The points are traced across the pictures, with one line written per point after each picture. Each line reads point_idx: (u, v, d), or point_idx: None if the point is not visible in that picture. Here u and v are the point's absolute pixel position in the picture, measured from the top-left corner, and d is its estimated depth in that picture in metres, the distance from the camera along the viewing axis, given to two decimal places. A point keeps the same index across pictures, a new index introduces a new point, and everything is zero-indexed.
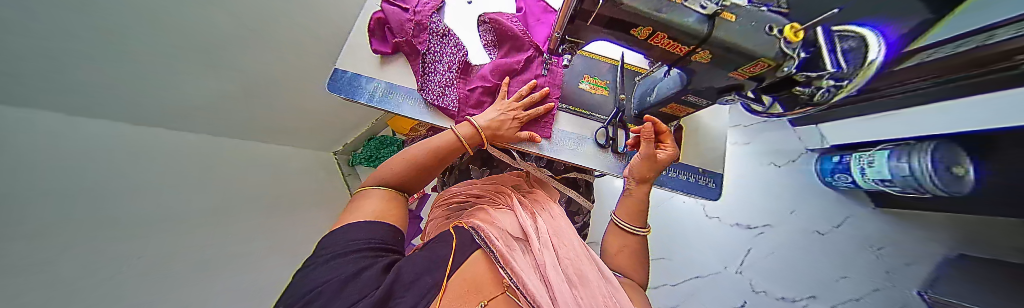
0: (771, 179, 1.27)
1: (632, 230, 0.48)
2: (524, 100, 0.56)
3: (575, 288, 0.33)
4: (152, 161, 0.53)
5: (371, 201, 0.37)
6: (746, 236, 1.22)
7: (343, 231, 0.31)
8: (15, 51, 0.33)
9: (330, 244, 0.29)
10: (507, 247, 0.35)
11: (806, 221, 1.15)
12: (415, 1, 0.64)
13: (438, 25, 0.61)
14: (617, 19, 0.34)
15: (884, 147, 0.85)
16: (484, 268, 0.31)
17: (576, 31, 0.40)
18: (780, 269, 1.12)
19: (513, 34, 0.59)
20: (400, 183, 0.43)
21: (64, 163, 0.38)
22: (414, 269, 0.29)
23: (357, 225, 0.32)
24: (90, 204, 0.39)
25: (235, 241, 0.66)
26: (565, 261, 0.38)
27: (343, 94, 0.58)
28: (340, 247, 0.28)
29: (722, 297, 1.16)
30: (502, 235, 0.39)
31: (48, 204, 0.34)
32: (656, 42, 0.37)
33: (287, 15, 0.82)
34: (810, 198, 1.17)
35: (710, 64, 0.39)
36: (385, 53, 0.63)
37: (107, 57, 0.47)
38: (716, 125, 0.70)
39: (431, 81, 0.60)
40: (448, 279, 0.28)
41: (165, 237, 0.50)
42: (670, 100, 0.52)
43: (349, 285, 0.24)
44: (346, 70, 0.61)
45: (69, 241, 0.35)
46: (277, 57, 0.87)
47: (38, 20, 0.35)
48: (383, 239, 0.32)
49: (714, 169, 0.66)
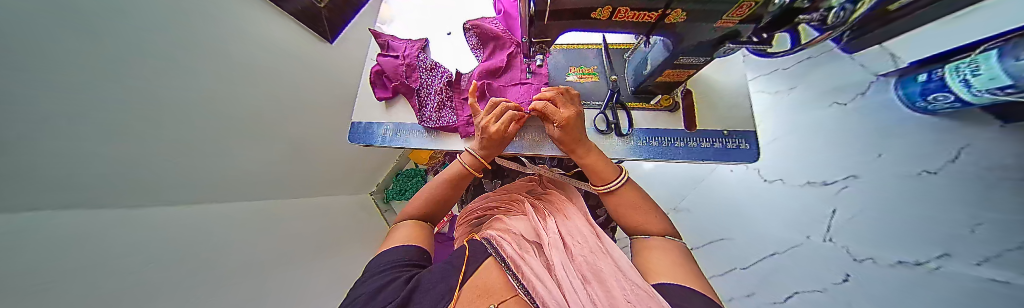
0: (837, 126, 1.04)
1: (605, 188, 0.44)
2: (501, 115, 0.50)
3: (587, 285, 0.32)
4: (216, 224, 0.61)
5: (401, 231, 0.41)
6: (825, 194, 0.98)
7: (379, 257, 0.35)
8: (103, 128, 0.40)
9: (371, 266, 0.34)
10: (519, 253, 0.35)
11: (904, 161, 0.87)
12: (403, 46, 0.71)
13: (426, 61, 0.67)
14: (573, 8, 0.34)
15: (985, 47, 0.66)
16: (496, 273, 0.32)
17: (542, 31, 0.41)
18: (883, 230, 0.82)
19: (494, 34, 0.64)
20: (426, 212, 0.46)
21: (143, 233, 0.45)
22: (431, 279, 0.31)
23: (390, 252, 0.36)
24: (185, 257, 0.49)
25: (293, 287, 0.71)
26: (578, 258, 0.37)
27: (361, 142, 0.67)
28: (375, 268, 0.33)
29: (812, 272, 0.91)
30: (514, 240, 0.40)
31: (116, 267, 0.38)
32: (622, 16, 0.36)
33: (302, 88, 0.96)
34: (892, 136, 0.93)
35: (690, 21, 0.36)
36: (386, 98, 0.70)
37: (180, 136, 0.56)
38: (730, 78, 0.63)
39: (428, 106, 0.65)
40: (460, 287, 0.30)
41: (224, 289, 0.53)
42: (663, 68, 0.49)
43: (375, 297, 0.27)
44: (360, 120, 0.70)
45: (170, 288, 0.43)
46: (308, 126, 1.03)
47: (151, 85, 0.48)
48: (410, 257, 0.35)
49: (742, 128, 0.58)
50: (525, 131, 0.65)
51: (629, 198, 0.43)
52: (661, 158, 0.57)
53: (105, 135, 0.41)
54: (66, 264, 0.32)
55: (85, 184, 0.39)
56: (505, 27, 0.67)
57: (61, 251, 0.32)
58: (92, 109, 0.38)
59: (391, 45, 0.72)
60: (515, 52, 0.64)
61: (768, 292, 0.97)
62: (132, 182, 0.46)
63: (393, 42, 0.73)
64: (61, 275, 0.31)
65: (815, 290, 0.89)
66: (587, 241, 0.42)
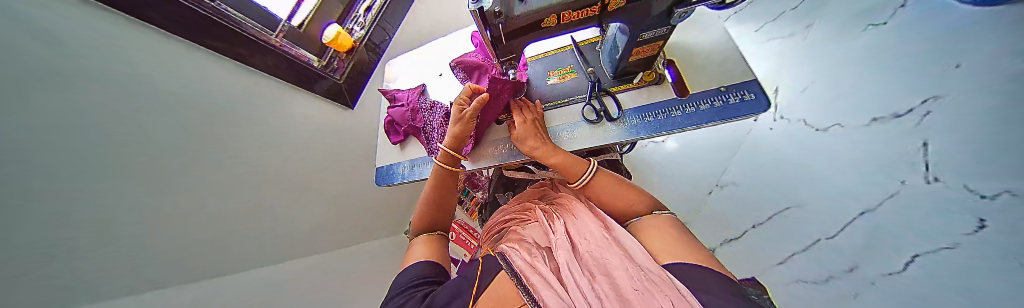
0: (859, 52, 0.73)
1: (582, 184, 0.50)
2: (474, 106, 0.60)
3: (593, 278, 0.32)
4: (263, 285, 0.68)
5: (417, 249, 0.49)
6: (909, 128, 0.57)
7: (399, 279, 0.42)
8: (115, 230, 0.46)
9: (394, 288, 0.40)
10: (529, 262, 0.37)
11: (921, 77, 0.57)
12: (406, 95, 0.83)
13: (426, 102, 0.78)
14: (522, 26, 0.40)
15: None
16: (506, 285, 0.34)
17: (506, 51, 0.47)
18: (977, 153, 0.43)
19: (476, 64, 0.73)
20: (430, 223, 0.54)
21: None
22: (445, 295, 0.34)
23: (414, 268, 0.43)
24: None
25: None
26: (585, 255, 0.37)
27: (386, 183, 0.77)
28: (403, 282, 0.40)
29: (937, 215, 0.49)
30: (523, 250, 0.42)
31: None
32: (567, 19, 0.41)
33: (327, 151, 1.10)
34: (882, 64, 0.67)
35: (630, 4, 0.39)
36: (400, 141, 0.80)
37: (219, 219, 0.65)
38: (713, 37, 0.61)
39: (432, 139, 0.74)
40: (474, 303, 0.33)
41: None
42: (630, 48, 0.51)
43: None
44: (382, 165, 0.81)
45: None
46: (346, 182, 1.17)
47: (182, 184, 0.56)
48: (421, 277, 0.40)
49: (740, 81, 0.55)
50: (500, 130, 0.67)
51: (605, 185, 0.49)
52: (660, 132, 0.55)
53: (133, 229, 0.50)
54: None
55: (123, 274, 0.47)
56: (485, 55, 0.76)
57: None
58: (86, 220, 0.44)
59: (396, 97, 0.84)
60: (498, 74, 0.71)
61: (871, 262, 0.61)
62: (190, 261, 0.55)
63: (398, 93, 0.85)
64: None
65: (942, 249, 0.47)
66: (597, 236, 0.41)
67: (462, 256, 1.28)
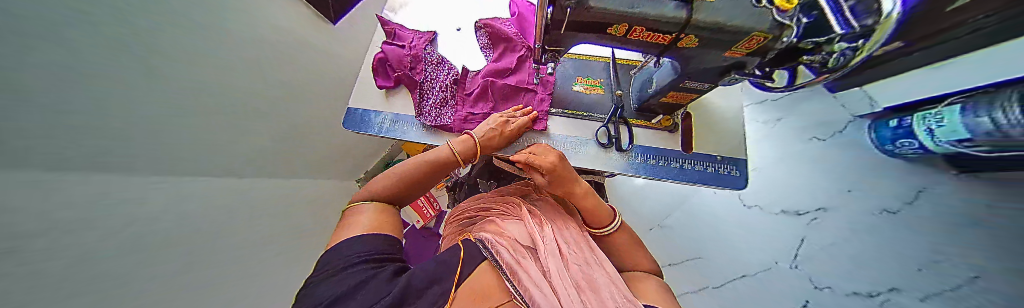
0: (801, 156, 1.04)
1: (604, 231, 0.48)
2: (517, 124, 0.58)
3: (581, 293, 0.33)
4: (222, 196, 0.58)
5: (365, 215, 0.39)
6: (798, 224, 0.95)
7: (347, 247, 0.32)
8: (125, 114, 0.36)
9: (338, 256, 0.31)
10: (517, 260, 0.35)
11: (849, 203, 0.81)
12: (409, 37, 0.69)
13: (432, 55, 0.66)
14: (589, 21, 0.34)
15: None
16: (491, 277, 0.32)
17: (554, 40, 0.41)
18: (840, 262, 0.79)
19: (506, 36, 0.64)
20: (393, 196, 0.45)
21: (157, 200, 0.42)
22: (424, 275, 0.30)
23: (357, 240, 0.33)
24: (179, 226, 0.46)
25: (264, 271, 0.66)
26: (572, 264, 0.38)
27: (357, 129, 0.65)
28: (343, 262, 0.30)
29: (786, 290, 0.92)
30: (510, 244, 0.39)
31: (114, 239, 0.34)
32: (635, 36, 0.37)
33: (310, 76, 0.92)
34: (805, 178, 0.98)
35: (699, 47, 0.37)
36: (388, 87, 0.68)
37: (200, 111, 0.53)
38: (730, 106, 0.65)
39: (429, 101, 0.64)
40: (456, 290, 0.29)
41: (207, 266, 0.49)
42: (668, 89, 0.50)
43: (361, 291, 0.26)
44: (357, 106, 0.68)
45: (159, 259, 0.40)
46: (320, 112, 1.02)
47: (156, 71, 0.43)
48: (380, 249, 0.33)
49: (736, 155, 0.60)
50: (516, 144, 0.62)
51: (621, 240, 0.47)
52: (657, 177, 0.58)
53: (164, 112, 0.44)
54: (116, 242, 0.34)
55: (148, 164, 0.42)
56: (518, 30, 0.67)
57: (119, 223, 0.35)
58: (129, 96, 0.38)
59: (397, 35, 0.70)
60: (525, 56, 0.64)
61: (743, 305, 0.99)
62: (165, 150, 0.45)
63: (401, 32, 0.71)
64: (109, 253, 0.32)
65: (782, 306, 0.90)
66: (580, 250, 0.43)
67: (415, 222, 1.22)
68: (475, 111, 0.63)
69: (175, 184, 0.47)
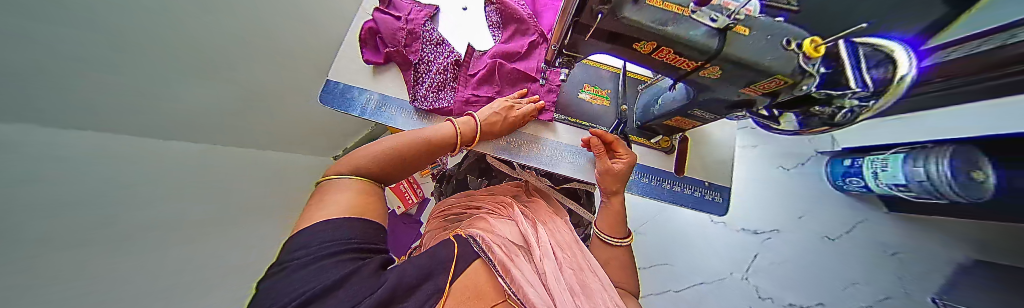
0: (787, 184, 1.19)
1: (612, 242, 0.46)
2: (523, 110, 0.55)
3: (575, 297, 0.32)
4: (144, 162, 0.48)
5: (342, 193, 0.29)
6: (755, 241, 1.17)
7: (317, 230, 0.23)
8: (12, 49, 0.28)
9: (300, 242, 0.21)
10: (508, 257, 0.33)
11: (815, 225, 1.10)
12: (407, 8, 0.61)
13: (432, 33, 0.60)
14: (618, 33, 0.31)
15: (897, 150, 0.79)
16: (484, 273, 0.29)
17: (573, 45, 0.37)
18: (792, 276, 1.08)
19: (517, 16, 0.59)
20: (376, 171, 0.36)
21: (60, 162, 0.34)
22: (416, 268, 0.24)
23: (334, 223, 0.24)
24: (93, 195, 0.37)
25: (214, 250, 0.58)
26: (567, 269, 0.37)
27: (335, 107, 0.57)
28: (315, 250, 0.20)
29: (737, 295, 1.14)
30: (503, 243, 0.37)
31: (26, 207, 0.28)
32: (660, 56, 0.35)
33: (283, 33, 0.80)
34: (780, 204, 1.18)
35: (720, 80, 0.35)
36: (377, 62, 0.60)
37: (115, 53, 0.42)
38: (724, 135, 0.67)
39: (425, 83, 0.59)
40: (450, 285, 0.25)
41: (137, 244, 0.42)
42: (675, 114, 0.49)
43: (338, 291, 0.18)
44: (339, 81, 0.59)
45: (74, 235, 0.33)
46: None
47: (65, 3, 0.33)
48: (363, 238, 0.25)
49: (724, 183, 0.62)
50: (515, 135, 0.60)
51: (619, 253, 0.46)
52: (650, 197, 0.58)
53: (67, 57, 0.35)
54: (39, 216, 0.29)
55: (55, 122, 0.35)
56: (532, 12, 0.63)
57: (50, 199, 0.31)
58: (39, 41, 0.31)
59: (394, 4, 0.61)
60: (536, 41, 0.60)
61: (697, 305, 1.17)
62: (59, 100, 0.35)
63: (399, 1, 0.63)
64: (50, 229, 0.30)
65: None
66: (573, 254, 0.42)
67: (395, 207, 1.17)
68: (476, 93, 0.58)
69: (82, 152, 0.38)
